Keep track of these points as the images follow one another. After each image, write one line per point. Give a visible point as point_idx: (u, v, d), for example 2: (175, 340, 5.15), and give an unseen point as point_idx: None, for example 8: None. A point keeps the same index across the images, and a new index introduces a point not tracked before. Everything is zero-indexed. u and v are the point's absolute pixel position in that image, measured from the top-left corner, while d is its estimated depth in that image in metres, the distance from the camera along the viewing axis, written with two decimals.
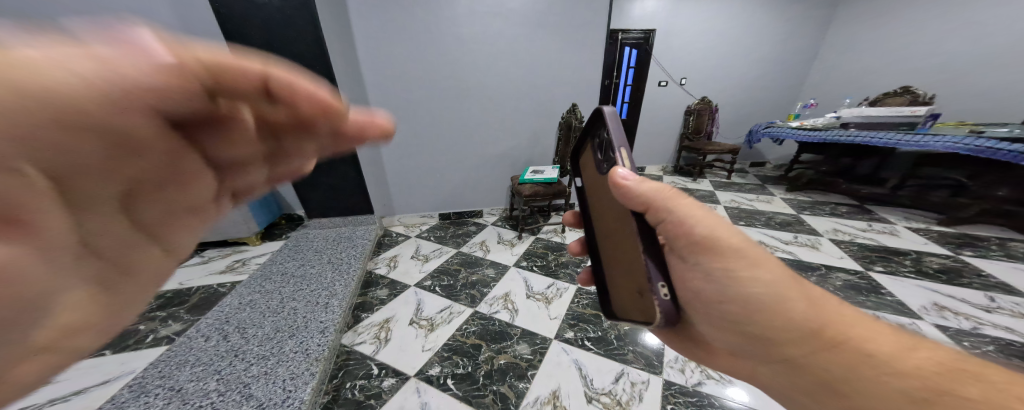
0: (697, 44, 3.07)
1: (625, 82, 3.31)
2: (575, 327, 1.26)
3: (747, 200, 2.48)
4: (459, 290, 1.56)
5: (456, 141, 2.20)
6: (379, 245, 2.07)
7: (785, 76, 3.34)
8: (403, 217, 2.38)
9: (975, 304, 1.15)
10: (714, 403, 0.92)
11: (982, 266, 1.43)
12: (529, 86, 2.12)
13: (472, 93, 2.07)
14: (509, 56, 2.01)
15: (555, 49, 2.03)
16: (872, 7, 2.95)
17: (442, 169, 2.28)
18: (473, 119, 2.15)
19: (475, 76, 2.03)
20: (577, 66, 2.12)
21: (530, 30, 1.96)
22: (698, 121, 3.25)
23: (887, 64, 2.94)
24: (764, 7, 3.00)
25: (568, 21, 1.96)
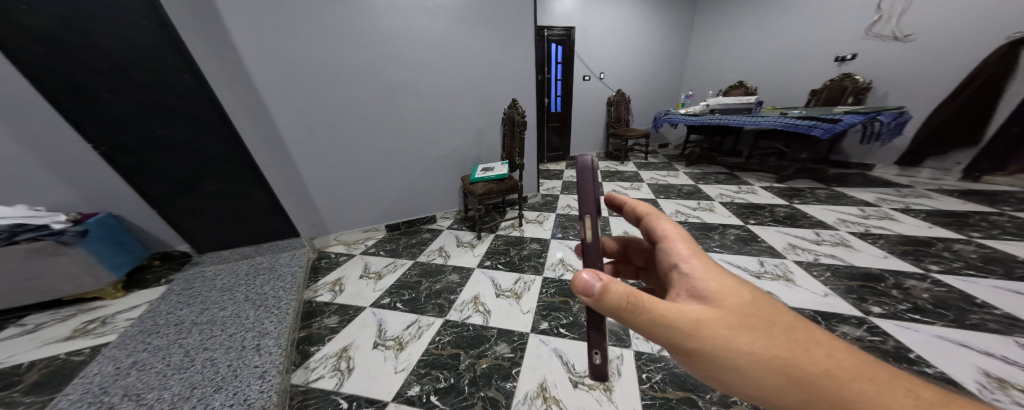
0: (606, 43, 3.45)
1: (555, 77, 3.37)
2: (548, 317, 1.31)
3: (662, 176, 2.96)
4: (424, 302, 1.47)
5: (390, 143, 1.98)
6: (314, 270, 1.78)
7: (672, 72, 4.06)
8: (341, 234, 2.07)
9: (811, 239, 1.65)
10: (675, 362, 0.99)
11: (807, 210, 2.05)
12: (462, 82, 2.03)
13: (402, 88, 1.88)
14: (435, 49, 1.88)
15: (481, 42, 1.99)
16: (711, 16, 3.74)
17: (378, 175, 2.04)
18: (404, 119, 1.96)
19: (404, 70, 1.84)
20: (507, 61, 2.12)
21: (453, 23, 1.86)
22: (618, 111, 3.71)
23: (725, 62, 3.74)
24: (652, 13, 3.57)
25: (497, 15, 1.96)
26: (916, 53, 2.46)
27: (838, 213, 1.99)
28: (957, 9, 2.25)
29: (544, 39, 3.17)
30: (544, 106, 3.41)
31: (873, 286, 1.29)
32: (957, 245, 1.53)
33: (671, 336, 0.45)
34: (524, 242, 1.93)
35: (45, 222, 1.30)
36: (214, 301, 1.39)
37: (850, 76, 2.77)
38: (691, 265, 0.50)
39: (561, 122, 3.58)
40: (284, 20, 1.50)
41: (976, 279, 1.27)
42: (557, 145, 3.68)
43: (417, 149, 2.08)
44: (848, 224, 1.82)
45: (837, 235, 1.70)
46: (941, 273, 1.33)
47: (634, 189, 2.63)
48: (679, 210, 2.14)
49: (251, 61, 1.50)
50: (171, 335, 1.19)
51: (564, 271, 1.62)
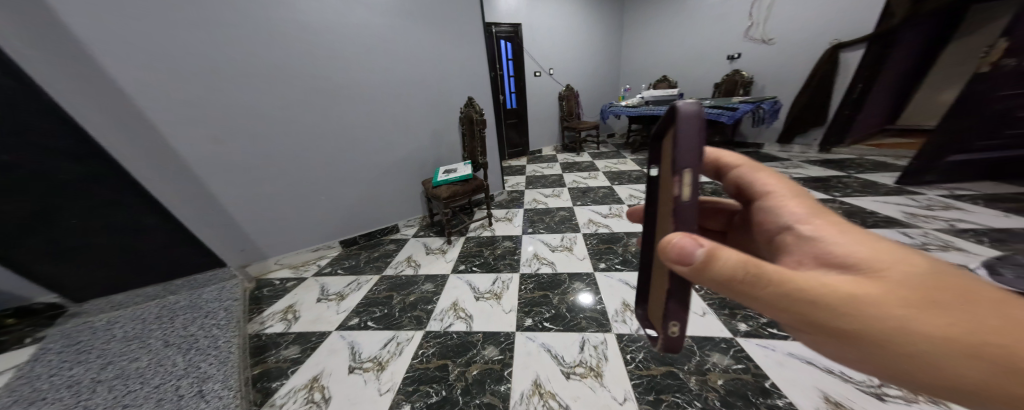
0: (552, 40, 3.56)
1: (507, 74, 3.37)
2: (530, 313, 1.34)
3: (614, 164, 3.21)
4: (399, 317, 1.40)
5: (330, 148, 1.76)
6: (255, 301, 1.55)
7: (612, 68, 4.38)
8: (284, 257, 1.80)
9: None
10: (645, 337, 1.12)
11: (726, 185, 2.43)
12: (406, 80, 1.88)
13: (344, 89, 1.70)
14: (371, 44, 1.70)
15: (423, 37, 1.85)
16: (635, 18, 4.10)
17: (320, 185, 1.80)
18: (343, 121, 1.75)
19: (346, 70, 1.67)
20: (455, 56, 2.02)
21: (388, 16, 1.71)
22: (569, 105, 3.89)
23: (647, 61, 4.17)
24: (589, 13, 3.80)
25: (445, 10, 1.89)
26: (776, 55, 3.09)
27: None
28: (804, 19, 2.85)
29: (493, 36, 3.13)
30: (500, 103, 3.40)
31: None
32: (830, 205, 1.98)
33: (802, 316, 0.35)
34: (496, 241, 1.93)
35: None
36: (121, 351, 1.10)
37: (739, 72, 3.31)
38: (822, 225, 0.38)
39: (518, 118, 3.60)
40: (154, 15, 1.22)
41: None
42: (516, 142, 3.70)
43: (365, 154, 1.89)
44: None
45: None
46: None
47: (592, 178, 2.83)
48: (632, 194, 2.41)
49: (117, 69, 1.21)
50: (63, 400, 0.90)
51: (540, 265, 1.66)
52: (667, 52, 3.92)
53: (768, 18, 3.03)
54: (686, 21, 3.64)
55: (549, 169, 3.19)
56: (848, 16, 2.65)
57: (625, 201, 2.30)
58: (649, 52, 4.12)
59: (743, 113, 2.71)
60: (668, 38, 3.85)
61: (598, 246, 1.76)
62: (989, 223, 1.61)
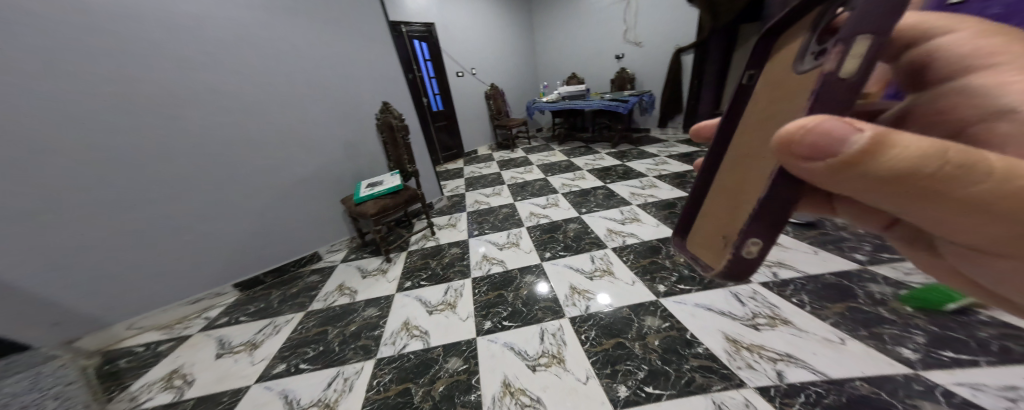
0: (468, 39, 3.53)
1: (428, 75, 3.22)
2: (488, 315, 1.36)
3: (547, 157, 3.41)
4: (341, 351, 1.25)
5: (189, 176, 1.44)
6: (110, 377, 1.22)
7: (532, 66, 4.58)
8: (147, 318, 1.46)
9: (636, 185, 2.40)
10: (599, 314, 1.25)
11: (634, 166, 2.82)
12: (284, 87, 1.62)
13: (214, 105, 1.43)
14: (221, 46, 1.41)
15: (295, 35, 1.60)
16: (542, 18, 4.33)
17: (183, 222, 1.47)
18: (202, 141, 1.44)
19: (212, 82, 1.41)
20: (347, 57, 1.81)
21: (241, 10, 1.42)
22: (497, 104, 3.92)
23: (556, 59, 4.46)
24: (501, 12, 3.88)
25: (336, 10, 1.72)
26: (646, 55, 3.64)
27: (642, 163, 2.87)
28: (659, 25, 3.43)
29: (404, 35, 2.93)
30: (425, 105, 3.23)
31: (673, 211, 1.95)
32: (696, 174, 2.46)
33: (981, 214, 0.26)
34: (442, 250, 1.87)
35: None
36: None
37: (624, 70, 3.84)
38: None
39: (447, 120, 3.50)
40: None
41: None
42: (450, 144, 3.60)
43: (245, 176, 1.59)
44: (656, 171, 2.64)
45: (649, 180, 2.47)
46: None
47: (529, 172, 2.96)
48: (564, 183, 2.63)
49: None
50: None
51: (491, 265, 1.68)
52: (570, 51, 4.27)
53: (636, 23, 3.56)
54: (581, 23, 4.02)
55: (487, 169, 3.20)
56: (682, 27, 3.30)
57: (559, 189, 2.51)
58: (557, 50, 4.40)
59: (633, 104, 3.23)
60: (570, 37, 4.19)
61: (541, 237, 1.87)
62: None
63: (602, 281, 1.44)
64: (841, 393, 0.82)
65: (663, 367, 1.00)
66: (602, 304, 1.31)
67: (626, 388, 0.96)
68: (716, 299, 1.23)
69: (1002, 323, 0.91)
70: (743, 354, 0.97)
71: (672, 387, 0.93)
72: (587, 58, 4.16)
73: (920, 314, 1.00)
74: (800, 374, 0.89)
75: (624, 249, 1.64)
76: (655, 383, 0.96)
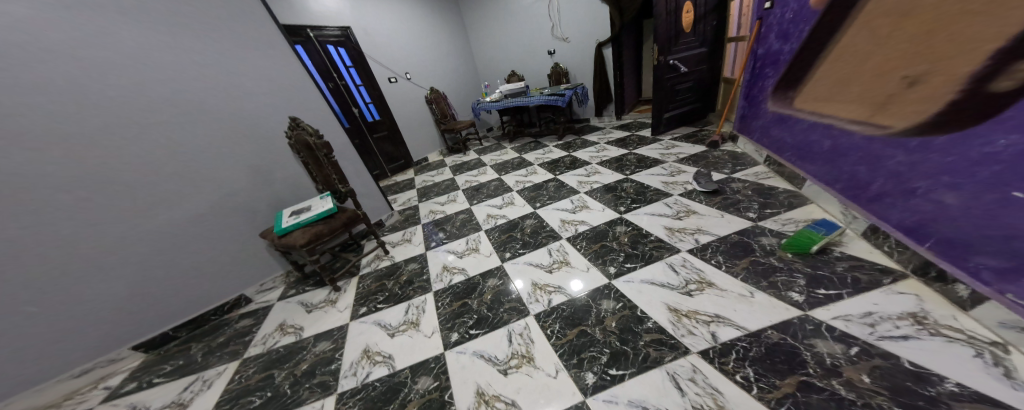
0: (395, 42, 3.31)
1: (354, 83, 3.00)
2: (455, 327, 1.33)
3: (498, 156, 3.43)
4: (295, 392, 1.13)
5: (23, 224, 1.18)
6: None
7: (470, 64, 4.49)
8: (17, 403, 1.20)
9: (581, 174, 2.54)
10: (563, 306, 1.32)
11: (579, 155, 2.99)
12: (142, 108, 1.38)
13: (60, 149, 1.23)
14: (29, 64, 1.15)
15: (138, 44, 1.35)
16: (471, 15, 4.24)
17: (32, 280, 1.21)
18: (31, 180, 1.18)
19: (44, 122, 1.19)
20: (225, 66, 1.58)
21: (44, 16, 1.17)
22: (440, 107, 3.79)
23: (492, 57, 4.45)
24: (428, 11, 3.69)
25: (202, 18, 1.50)
26: (574, 49, 3.83)
27: (586, 152, 3.04)
28: (580, 22, 3.62)
29: (312, 40, 2.65)
30: (358, 116, 3.03)
31: (616, 194, 2.11)
32: (630, 156, 2.69)
33: None
34: (398, 268, 1.76)
35: None
36: None
37: (557, 65, 4.00)
38: None
39: (388, 130, 3.32)
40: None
41: (642, 173, 2.31)
42: (395, 154, 3.43)
43: (113, 217, 1.36)
44: (597, 157, 2.85)
45: (591, 168, 2.63)
46: (634, 173, 2.35)
47: (483, 174, 2.94)
48: (517, 180, 2.67)
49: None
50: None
51: (452, 276, 1.64)
52: (504, 49, 4.31)
53: (560, 20, 3.72)
54: (509, 20, 4.05)
55: (440, 175, 3.10)
56: (597, 23, 3.52)
57: (513, 187, 2.54)
58: (492, 47, 4.38)
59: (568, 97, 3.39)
60: (502, 34, 4.20)
61: (500, 237, 1.89)
62: (692, 151, 2.50)
63: (561, 272, 1.51)
64: (760, 344, 0.99)
65: (623, 347, 1.09)
66: (570, 291, 1.39)
67: (593, 374, 1.02)
68: (656, 272, 1.38)
69: (849, 256, 1.20)
70: (684, 323, 1.11)
71: (632, 366, 1.02)
72: (522, 54, 4.23)
73: (797, 258, 1.26)
74: (729, 332, 1.05)
75: (577, 238, 1.74)
76: (618, 364, 1.04)
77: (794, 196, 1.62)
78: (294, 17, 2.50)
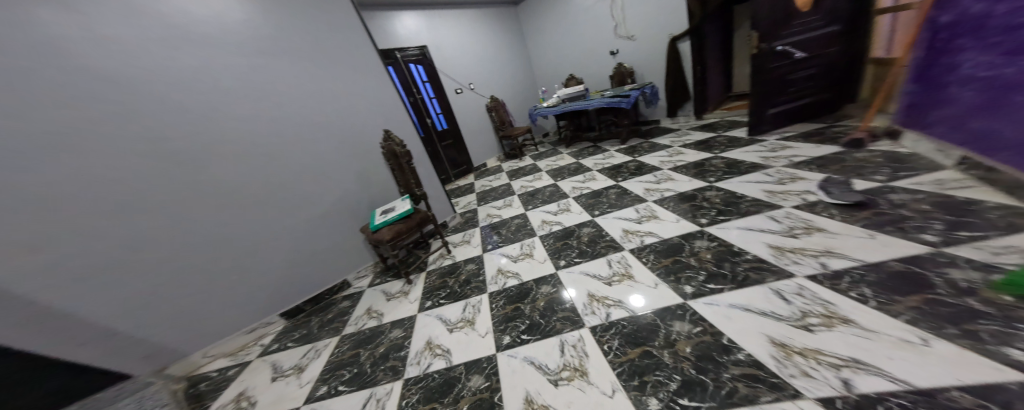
0: (462, 55, 3.66)
1: (428, 96, 3.36)
2: (507, 330, 1.33)
3: (554, 161, 3.41)
4: (373, 372, 1.29)
5: (220, 212, 1.60)
6: (193, 399, 1.38)
7: (527, 74, 4.63)
8: (216, 345, 1.64)
9: (650, 181, 2.31)
10: (623, 321, 1.20)
11: (647, 160, 2.73)
12: (289, 125, 1.78)
13: (238, 157, 1.63)
14: (226, 94, 1.56)
15: (287, 75, 1.75)
16: (530, 26, 4.40)
17: (223, 255, 1.62)
18: (225, 180, 1.60)
19: (229, 136, 1.59)
20: (339, 88, 1.95)
21: (234, 57, 1.57)
22: (499, 115, 3.99)
23: (551, 63, 4.50)
24: (491, 24, 3.98)
25: (324, 51, 1.87)
26: (641, 47, 3.57)
27: (656, 157, 2.76)
28: (648, 15, 3.35)
29: (399, 61, 3.10)
30: (430, 126, 3.37)
31: (695, 204, 1.85)
32: (716, 160, 2.32)
33: None
34: (458, 267, 1.88)
35: None
36: None
37: (621, 65, 3.78)
38: None
39: (454, 138, 3.64)
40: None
41: (733, 180, 1.97)
42: (460, 160, 3.71)
43: (269, 209, 1.75)
44: (669, 162, 2.55)
45: (662, 173, 2.37)
46: (718, 181, 2.03)
47: (539, 179, 2.96)
48: (574, 186, 2.59)
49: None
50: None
51: (506, 279, 1.66)
52: (563, 57, 4.32)
53: (624, 17, 3.52)
54: (570, 24, 4.04)
55: (497, 180, 3.23)
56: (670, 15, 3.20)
57: (570, 194, 2.46)
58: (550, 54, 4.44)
59: (634, 98, 3.16)
60: (561, 39, 4.22)
61: (555, 244, 1.84)
62: (813, 154, 2.00)
63: (622, 285, 1.38)
64: (928, 403, 0.68)
65: (699, 376, 0.92)
66: (639, 306, 1.24)
67: (658, 401, 0.88)
68: (753, 298, 1.12)
69: None
70: (796, 361, 0.86)
71: (711, 399, 0.85)
72: (583, 56, 4.13)
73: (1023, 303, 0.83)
74: (875, 383, 0.76)
75: (643, 249, 1.57)
76: (691, 394, 0.88)
77: (1020, 216, 1.08)
78: (386, 41, 3.00)
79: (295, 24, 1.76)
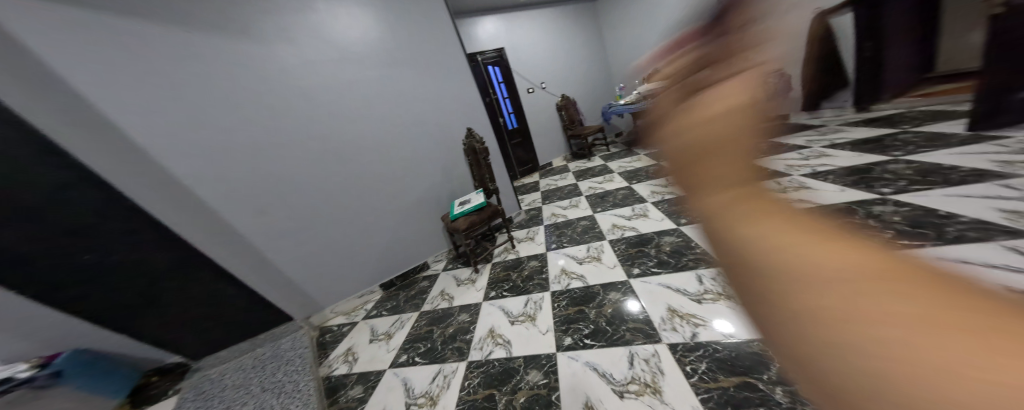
0: (537, 55, 3.73)
1: (502, 96, 3.53)
2: (569, 331, 1.29)
3: (629, 162, 3.15)
4: (442, 350, 1.41)
5: (346, 194, 1.83)
6: (321, 347, 1.64)
7: (604, 69, 4.40)
8: (336, 306, 1.89)
9: (774, 189, 1.79)
10: (716, 348, 1.01)
11: (767, 163, 2.20)
12: (399, 119, 1.95)
13: (360, 147, 1.84)
14: (357, 92, 1.79)
15: (401, 74, 1.92)
16: (613, 19, 4.18)
17: (346, 232, 1.86)
18: (351, 166, 1.83)
19: (356, 129, 1.81)
20: (439, 85, 2.08)
21: (365, 59, 1.79)
22: (570, 113, 3.94)
23: (636, 56, 4.17)
24: (568, 21, 3.94)
25: (430, 53, 2.03)
26: None
27: (784, 159, 2.14)
28: None
29: (480, 63, 3.34)
30: (501, 125, 3.53)
31: (854, 220, 1.36)
32: (893, 164, 1.67)
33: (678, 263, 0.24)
34: (522, 263, 1.91)
35: (12, 374, 1.19)
36: (236, 398, 1.34)
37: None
38: None
39: (522, 136, 3.73)
40: (194, 110, 1.40)
41: (931, 193, 1.37)
42: (526, 158, 3.79)
43: (380, 194, 1.95)
44: (796, 169, 1.96)
45: (793, 180, 1.82)
46: (896, 194, 1.43)
47: (608, 181, 2.79)
48: (654, 190, 2.32)
49: (170, 161, 1.38)
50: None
51: (570, 280, 1.60)
52: (656, 48, 3.93)
53: None
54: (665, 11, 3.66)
55: (563, 180, 3.17)
56: None
57: (648, 198, 2.22)
58: (636, 47, 4.14)
59: None
60: (654, 29, 3.86)
61: (627, 251, 1.69)
62: None
63: (718, 304, 1.17)
64: None
65: None
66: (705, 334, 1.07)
67: None
68: None
69: None
70: None
71: None
72: None
73: None
74: None
75: None
76: None
77: None
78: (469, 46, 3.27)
79: (413, 30, 1.94)
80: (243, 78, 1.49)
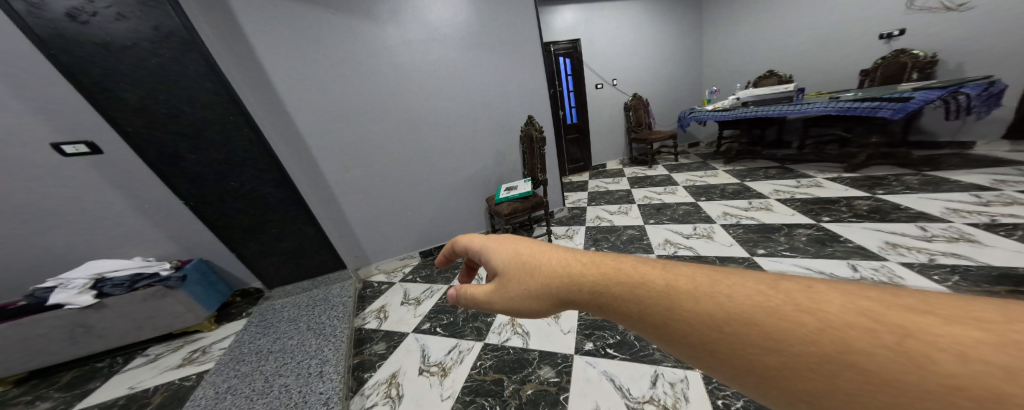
0: (614, 49, 3.51)
1: (567, 89, 3.43)
2: (591, 336, 1.24)
3: (699, 177, 2.79)
4: (462, 326, 1.48)
5: (411, 162, 2.03)
6: (361, 299, 1.87)
7: (689, 69, 3.94)
8: (380, 263, 2.14)
9: (916, 236, 1.37)
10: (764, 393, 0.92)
11: (898, 201, 1.71)
12: (465, 99, 2.05)
13: (429, 121, 1.99)
14: (436, 68, 1.92)
15: (475, 54, 1.99)
16: (720, 11, 3.67)
17: (405, 197, 2.08)
18: (419, 138, 2.00)
19: (430, 104, 1.97)
20: (506, 69, 2.11)
21: (446, 36, 1.90)
22: (638, 115, 3.66)
23: (745, 56, 3.62)
24: (661, 12, 3.59)
25: (507, 36, 2.05)
26: (985, 18, 2.19)
27: (945, 201, 1.62)
28: None
29: (552, 53, 3.28)
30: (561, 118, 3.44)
31: None
32: None
33: (843, 328, 0.25)
34: None
35: (156, 271, 1.57)
36: (286, 328, 1.55)
37: (906, 51, 2.51)
38: (679, 297, 0.34)
39: (580, 133, 3.59)
40: (305, 72, 1.65)
41: None
42: (579, 156, 3.67)
43: (436, 166, 2.11)
44: (962, 214, 1.47)
45: (952, 228, 1.38)
46: None
47: (669, 193, 2.53)
48: (726, 212, 2.01)
49: (291, 114, 1.68)
50: (254, 363, 1.35)
51: None
52: (778, 47, 3.34)
53: None
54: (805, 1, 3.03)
55: (615, 184, 2.99)
56: None
57: (716, 219, 1.92)
58: (747, 44, 3.56)
59: (932, 97, 1.83)
60: (779, 24, 3.26)
61: None
62: None
63: None
64: None
65: None
66: None
67: None
68: None
69: None
70: None
71: None
72: (823, 44, 3.02)
73: None
74: None
75: None
76: None
77: None
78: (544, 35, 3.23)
79: (493, 11, 1.97)
80: (349, 47, 1.70)
